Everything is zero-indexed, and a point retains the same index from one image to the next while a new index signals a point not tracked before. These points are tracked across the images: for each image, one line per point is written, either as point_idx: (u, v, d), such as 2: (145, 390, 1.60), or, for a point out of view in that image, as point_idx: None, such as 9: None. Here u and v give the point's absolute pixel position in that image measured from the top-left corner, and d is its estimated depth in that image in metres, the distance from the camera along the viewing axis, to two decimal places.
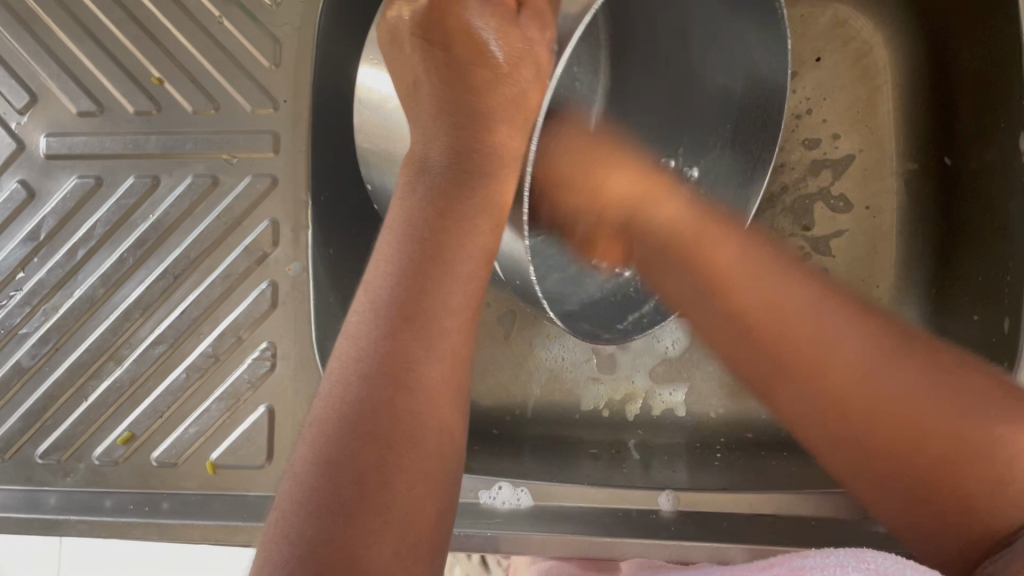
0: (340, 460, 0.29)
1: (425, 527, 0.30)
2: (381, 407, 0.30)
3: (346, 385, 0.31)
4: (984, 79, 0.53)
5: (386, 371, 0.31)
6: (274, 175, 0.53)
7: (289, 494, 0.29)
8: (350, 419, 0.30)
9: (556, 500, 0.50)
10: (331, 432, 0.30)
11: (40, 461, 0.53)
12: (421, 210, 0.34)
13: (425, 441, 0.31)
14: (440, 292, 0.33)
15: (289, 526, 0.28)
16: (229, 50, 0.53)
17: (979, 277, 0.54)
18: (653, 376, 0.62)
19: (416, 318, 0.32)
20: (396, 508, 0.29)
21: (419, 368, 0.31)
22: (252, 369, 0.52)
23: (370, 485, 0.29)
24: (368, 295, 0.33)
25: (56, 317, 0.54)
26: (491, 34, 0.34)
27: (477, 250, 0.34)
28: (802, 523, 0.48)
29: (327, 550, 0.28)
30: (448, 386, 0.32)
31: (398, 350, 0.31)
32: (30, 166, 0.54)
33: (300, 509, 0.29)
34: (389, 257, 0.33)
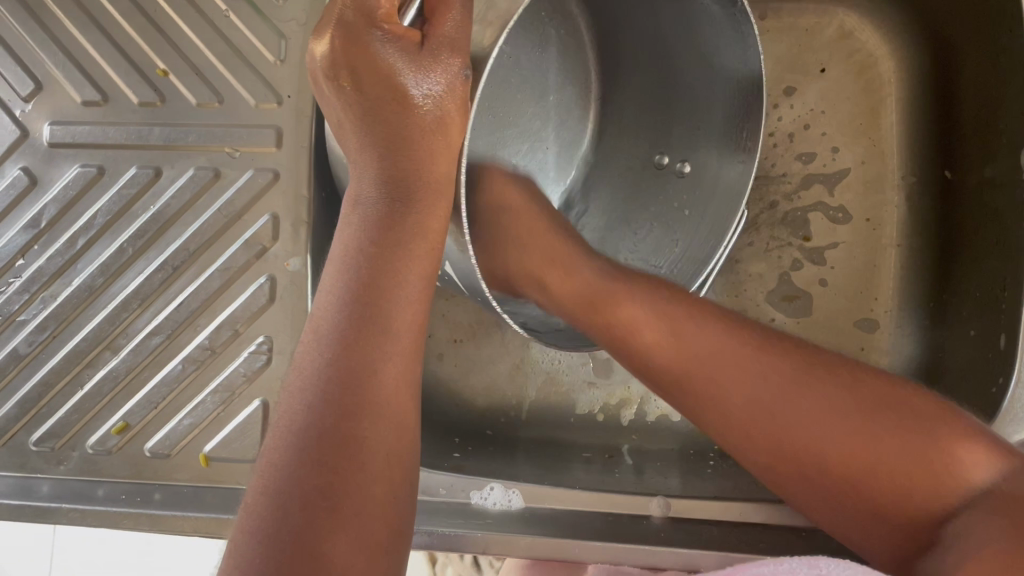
0: (289, 487, 0.31)
1: (378, 544, 0.32)
2: (328, 430, 0.32)
3: (294, 414, 0.33)
4: (987, 95, 0.53)
5: (328, 400, 0.33)
6: (276, 170, 0.53)
7: (241, 524, 0.31)
8: (296, 447, 0.32)
9: (546, 503, 0.50)
10: (279, 462, 0.32)
11: (34, 448, 0.53)
12: (363, 238, 0.37)
13: (373, 463, 0.33)
14: (383, 316, 0.35)
15: (238, 554, 0.30)
16: (234, 44, 0.53)
17: (977, 292, 0.54)
18: (648, 383, 0.62)
19: (364, 341, 0.34)
20: (346, 529, 0.31)
21: (364, 394, 0.33)
22: (248, 363, 0.52)
23: (320, 508, 0.31)
24: (315, 326, 0.36)
25: (54, 305, 0.54)
26: (403, 67, 0.36)
27: (415, 279, 0.37)
28: (793, 534, 0.47)
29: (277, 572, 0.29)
30: (397, 406, 0.35)
31: (340, 379, 0.33)
32: (32, 154, 0.54)
33: (251, 536, 0.30)
34: (333, 286, 0.36)
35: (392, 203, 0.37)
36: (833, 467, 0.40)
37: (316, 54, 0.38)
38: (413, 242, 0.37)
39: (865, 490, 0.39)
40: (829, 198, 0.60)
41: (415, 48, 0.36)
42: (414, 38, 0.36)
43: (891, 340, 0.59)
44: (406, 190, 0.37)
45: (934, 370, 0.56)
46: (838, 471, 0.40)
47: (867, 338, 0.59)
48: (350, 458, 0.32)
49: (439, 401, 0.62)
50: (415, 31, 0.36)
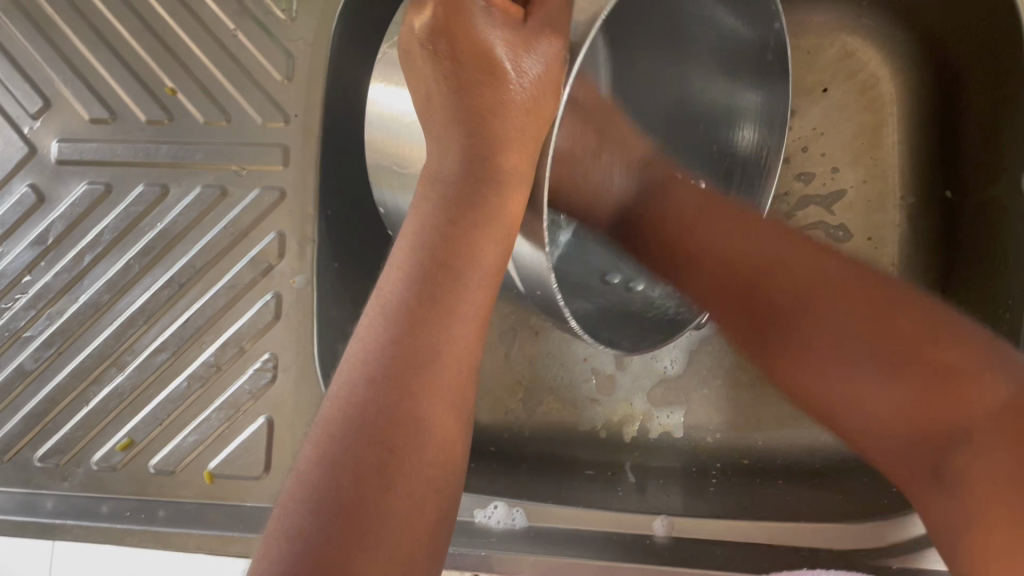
0: (343, 462, 0.30)
1: (426, 531, 0.31)
2: (386, 408, 0.31)
3: (352, 389, 0.32)
4: (990, 116, 0.53)
5: (391, 378, 0.32)
6: (282, 188, 0.53)
7: (289, 492, 0.31)
8: (353, 423, 0.31)
9: (550, 521, 0.49)
10: (333, 436, 0.31)
11: (39, 464, 0.53)
12: (437, 214, 0.35)
13: (428, 448, 0.32)
14: (450, 298, 0.34)
15: (287, 523, 0.29)
16: (243, 63, 0.53)
17: (980, 312, 0.54)
18: (652, 400, 0.62)
19: (426, 322, 0.33)
20: (395, 507, 0.30)
21: (427, 377, 0.32)
22: (254, 381, 0.52)
23: (372, 486, 0.30)
24: (380, 299, 0.34)
25: (60, 321, 0.54)
26: (501, 43, 0.35)
27: (489, 260, 0.35)
28: (795, 554, 0.47)
29: (322, 547, 0.29)
30: (454, 391, 0.34)
31: (406, 356, 0.32)
32: (40, 171, 0.55)
33: (299, 506, 0.30)
34: (404, 262, 0.35)
35: (456, 191, 0.36)
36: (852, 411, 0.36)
37: (414, 26, 0.37)
38: (489, 226, 0.35)
39: (878, 440, 0.36)
40: (830, 217, 0.60)
41: (517, 24, 0.35)
42: (516, 13, 0.36)
43: None
44: (475, 182, 0.36)
45: None
46: (872, 427, 0.35)
47: None
48: (407, 441, 0.31)
49: None
50: (518, 7, 0.36)
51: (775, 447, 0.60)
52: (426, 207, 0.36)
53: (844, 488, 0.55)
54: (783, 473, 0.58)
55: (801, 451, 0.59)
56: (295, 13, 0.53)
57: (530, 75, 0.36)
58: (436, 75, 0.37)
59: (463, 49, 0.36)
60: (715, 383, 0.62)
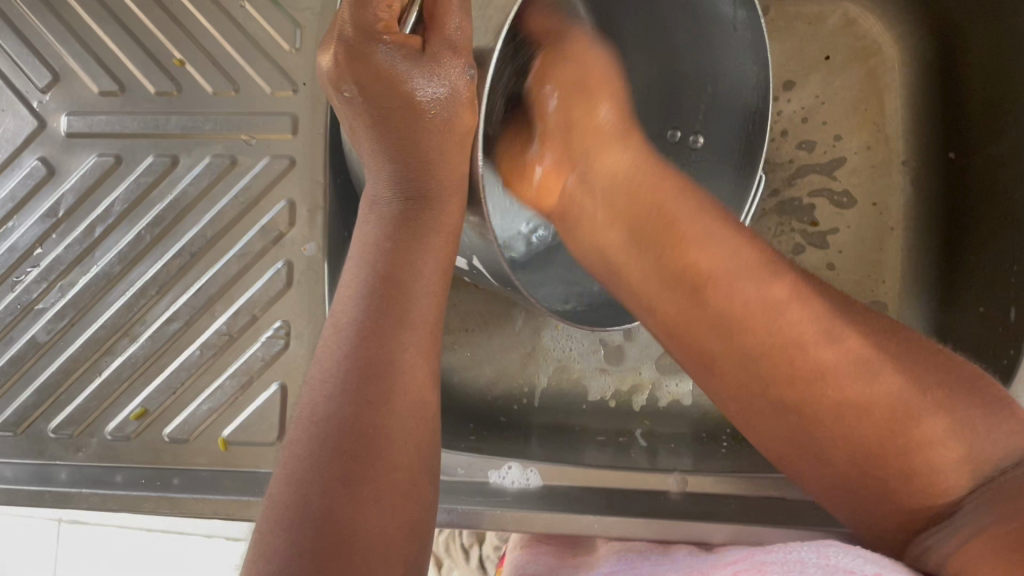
0: (318, 475, 0.34)
1: (405, 525, 0.35)
2: (349, 421, 0.35)
3: (315, 408, 0.36)
4: (991, 74, 0.54)
5: (350, 393, 0.36)
6: (291, 156, 0.53)
7: (268, 514, 0.34)
8: (320, 438, 0.35)
9: (566, 480, 0.50)
10: (304, 452, 0.35)
11: (53, 435, 0.53)
12: (380, 237, 0.40)
13: (396, 450, 0.36)
14: (399, 313, 0.38)
15: (265, 543, 0.33)
16: (250, 33, 0.54)
17: (986, 269, 0.55)
18: (661, 369, 0.63)
19: (378, 337, 0.37)
20: (366, 514, 0.34)
21: (387, 387, 0.36)
22: (266, 348, 0.52)
23: (344, 494, 0.34)
24: (334, 324, 0.39)
25: (72, 292, 0.54)
26: (409, 73, 0.39)
27: (439, 271, 0.40)
28: (811, 506, 0.48)
29: (301, 557, 0.32)
30: (411, 397, 0.37)
31: (359, 370, 0.36)
32: (50, 145, 0.55)
33: (277, 524, 0.33)
34: (353, 284, 0.39)
35: (402, 198, 0.41)
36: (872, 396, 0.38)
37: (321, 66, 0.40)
38: (432, 237, 0.40)
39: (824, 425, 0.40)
40: (835, 184, 0.61)
41: (418, 54, 0.38)
42: (415, 45, 0.38)
43: (898, 322, 0.60)
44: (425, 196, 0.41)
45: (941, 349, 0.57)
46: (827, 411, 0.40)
47: None
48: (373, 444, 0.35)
49: (453, 389, 0.62)
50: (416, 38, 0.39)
51: None
52: (371, 236, 0.40)
53: None
54: None
55: None
56: None
57: (435, 97, 0.39)
58: (355, 112, 0.41)
59: (371, 85, 0.39)
60: None
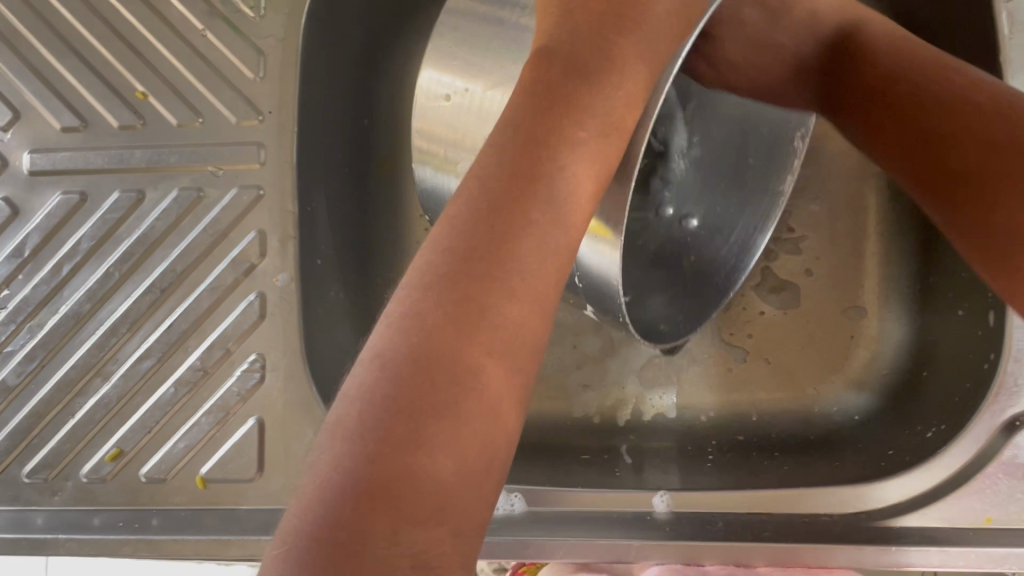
0: (414, 373, 0.29)
1: (478, 493, 0.29)
2: (428, 369, 0.29)
3: (445, 280, 0.31)
4: None
5: (438, 337, 0.30)
6: (260, 187, 0.52)
7: (365, 383, 0.29)
8: (442, 312, 0.30)
9: (548, 505, 0.49)
10: (423, 327, 0.30)
11: (27, 480, 0.52)
12: (551, 84, 0.35)
13: (473, 420, 0.29)
14: (559, 186, 0.33)
15: (359, 417, 0.28)
16: (212, 62, 0.53)
17: (964, 275, 0.54)
18: (643, 381, 0.62)
19: (533, 204, 0.32)
20: (474, 418, 0.29)
21: (479, 347, 0.30)
22: (242, 382, 0.51)
23: (447, 395, 0.29)
24: (477, 178, 0.33)
25: (41, 333, 0.53)
26: None
27: (575, 198, 0.33)
28: (795, 520, 0.47)
29: (391, 460, 0.27)
30: (541, 289, 0.32)
31: (454, 317, 0.30)
32: (13, 184, 0.54)
33: (375, 401, 0.29)
34: (508, 143, 0.34)
35: (577, 61, 0.35)
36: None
37: None
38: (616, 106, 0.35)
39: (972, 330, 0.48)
40: (808, 189, 0.61)
41: None
42: None
43: (878, 325, 0.60)
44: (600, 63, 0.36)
45: (924, 353, 0.56)
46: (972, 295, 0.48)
47: (857, 326, 0.60)
48: (450, 402, 0.29)
49: None
50: None
51: (770, 421, 0.60)
52: (497, 136, 0.34)
53: (843, 458, 0.55)
54: (779, 445, 0.58)
55: (794, 425, 0.60)
56: (263, 10, 0.53)
57: None
58: None
59: None
60: (704, 361, 0.62)
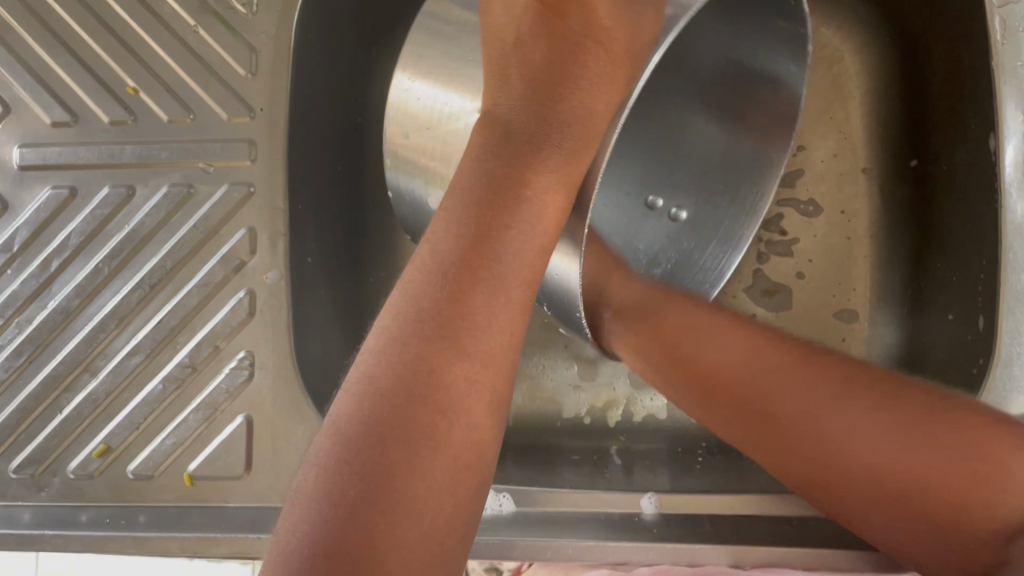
0: (378, 436, 0.30)
1: (445, 539, 0.31)
2: (388, 430, 0.30)
3: (402, 344, 0.32)
4: (953, 81, 0.53)
5: (401, 394, 0.31)
6: (251, 184, 0.52)
7: (329, 447, 0.31)
8: (400, 375, 0.32)
9: (536, 505, 0.49)
10: (384, 390, 0.31)
11: (14, 475, 0.52)
12: (493, 152, 0.38)
13: (437, 478, 0.31)
14: (509, 241, 0.35)
15: (327, 482, 0.30)
16: (204, 58, 0.53)
17: (954, 278, 0.54)
18: (633, 384, 0.63)
19: (482, 268, 0.34)
20: (436, 472, 0.31)
21: (438, 408, 0.31)
22: (230, 379, 0.51)
23: (406, 452, 0.30)
24: (430, 245, 0.35)
25: (30, 328, 0.53)
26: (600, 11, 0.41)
27: (527, 250, 0.36)
28: (783, 526, 0.47)
29: (362, 520, 0.29)
30: (497, 346, 0.34)
31: (410, 381, 0.32)
32: (2, 178, 0.54)
33: (341, 465, 0.30)
34: (455, 209, 0.36)
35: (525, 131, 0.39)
36: (821, 421, 0.41)
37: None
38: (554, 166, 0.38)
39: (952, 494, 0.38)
40: (801, 192, 0.62)
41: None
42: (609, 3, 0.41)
43: (871, 329, 0.60)
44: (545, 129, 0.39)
45: (915, 356, 0.57)
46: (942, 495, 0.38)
47: (848, 330, 0.60)
48: (413, 463, 0.30)
49: None
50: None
51: None
52: (448, 201, 0.36)
53: None
54: None
55: None
56: (256, 7, 0.52)
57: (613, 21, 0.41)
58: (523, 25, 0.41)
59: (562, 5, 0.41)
60: None
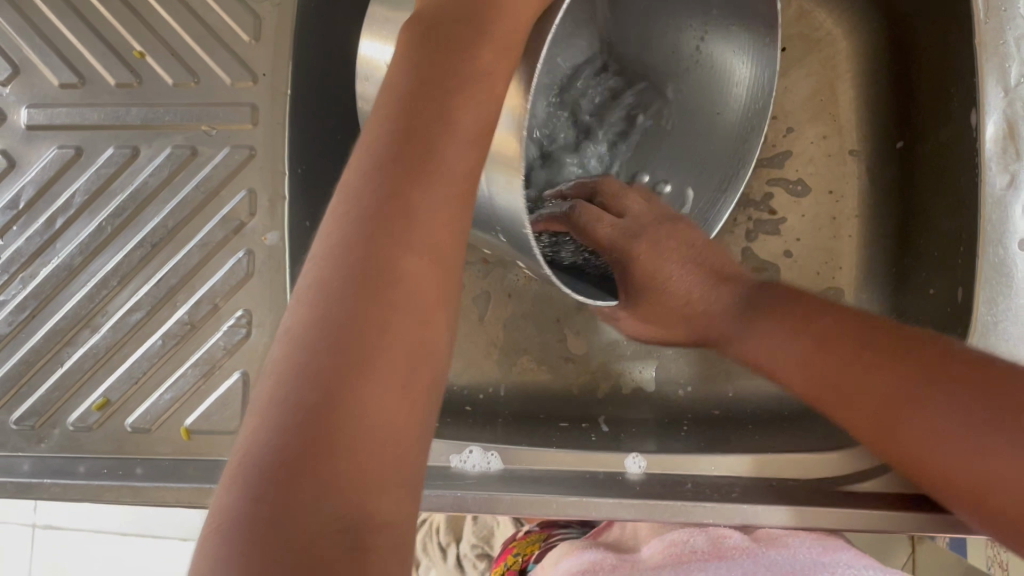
0: (326, 337, 0.28)
1: (405, 443, 0.29)
2: (337, 332, 0.28)
3: (345, 239, 0.30)
4: (939, 61, 0.55)
5: (345, 295, 0.29)
6: (252, 147, 0.54)
7: (278, 355, 0.29)
8: (347, 272, 0.29)
9: (523, 463, 0.51)
10: (331, 289, 0.29)
11: (14, 427, 0.53)
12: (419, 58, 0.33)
13: (387, 390, 0.28)
14: (442, 139, 0.32)
15: (276, 391, 0.28)
16: (209, 24, 0.54)
17: (935, 253, 0.55)
18: (622, 356, 0.64)
19: (418, 163, 0.31)
20: (389, 370, 0.29)
21: (384, 315, 0.29)
22: (228, 336, 0.53)
23: (354, 352, 0.28)
24: (367, 147, 0.32)
25: (34, 284, 0.54)
26: None
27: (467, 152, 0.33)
28: (763, 485, 0.49)
29: (315, 425, 0.27)
30: (446, 233, 0.32)
31: (354, 284, 0.29)
32: (9, 137, 0.55)
33: (291, 372, 0.28)
34: (388, 114, 0.32)
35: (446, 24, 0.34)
36: (876, 418, 0.42)
37: None
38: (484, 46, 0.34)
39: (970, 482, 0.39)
40: (789, 172, 0.63)
41: None
42: None
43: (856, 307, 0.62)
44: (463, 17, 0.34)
45: None
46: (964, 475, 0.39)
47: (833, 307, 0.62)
48: (365, 364, 0.28)
49: None
50: None
51: (745, 396, 0.62)
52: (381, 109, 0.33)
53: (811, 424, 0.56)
54: (753, 418, 0.60)
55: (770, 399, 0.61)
56: None
57: None
58: None
59: None
60: None
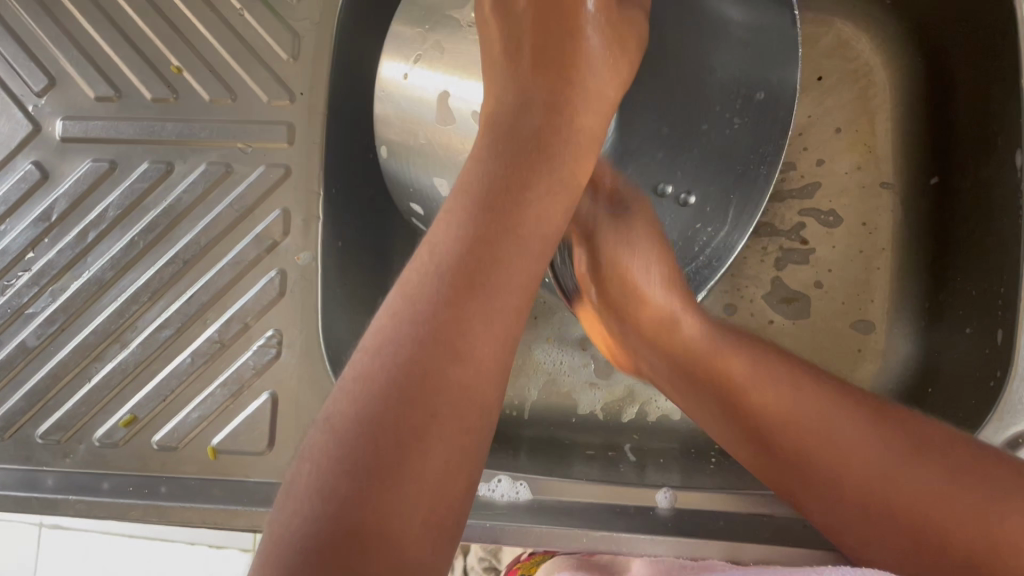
0: (427, 317, 0.33)
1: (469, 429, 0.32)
2: (438, 324, 0.33)
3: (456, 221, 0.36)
4: (982, 99, 0.54)
5: (453, 267, 0.34)
6: (288, 165, 0.53)
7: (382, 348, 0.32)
8: (457, 257, 0.35)
9: (554, 494, 0.50)
10: (443, 267, 0.34)
11: (40, 441, 0.52)
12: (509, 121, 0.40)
13: (442, 429, 0.31)
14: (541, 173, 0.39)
15: (372, 383, 0.31)
16: (248, 42, 0.54)
17: (973, 291, 0.55)
18: (649, 382, 0.63)
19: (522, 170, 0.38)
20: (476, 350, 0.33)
21: (447, 375, 0.32)
22: (258, 356, 0.52)
23: (442, 339, 0.33)
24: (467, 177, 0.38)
25: (64, 297, 0.54)
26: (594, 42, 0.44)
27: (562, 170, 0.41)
28: (797, 525, 0.48)
29: (387, 427, 0.30)
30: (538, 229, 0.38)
31: (407, 380, 0.31)
32: (44, 150, 0.55)
33: (394, 356, 0.32)
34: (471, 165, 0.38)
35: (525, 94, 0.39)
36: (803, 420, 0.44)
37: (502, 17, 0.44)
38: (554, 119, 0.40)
39: (876, 516, 0.42)
40: (823, 203, 0.62)
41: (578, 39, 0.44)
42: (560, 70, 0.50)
43: (886, 342, 0.61)
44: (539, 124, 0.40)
45: (932, 367, 0.58)
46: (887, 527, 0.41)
47: (865, 340, 0.61)
48: (452, 360, 0.32)
49: None
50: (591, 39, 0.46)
51: None
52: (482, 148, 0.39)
53: None
54: None
55: None
56: None
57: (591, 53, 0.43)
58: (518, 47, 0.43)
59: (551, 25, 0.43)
60: None
